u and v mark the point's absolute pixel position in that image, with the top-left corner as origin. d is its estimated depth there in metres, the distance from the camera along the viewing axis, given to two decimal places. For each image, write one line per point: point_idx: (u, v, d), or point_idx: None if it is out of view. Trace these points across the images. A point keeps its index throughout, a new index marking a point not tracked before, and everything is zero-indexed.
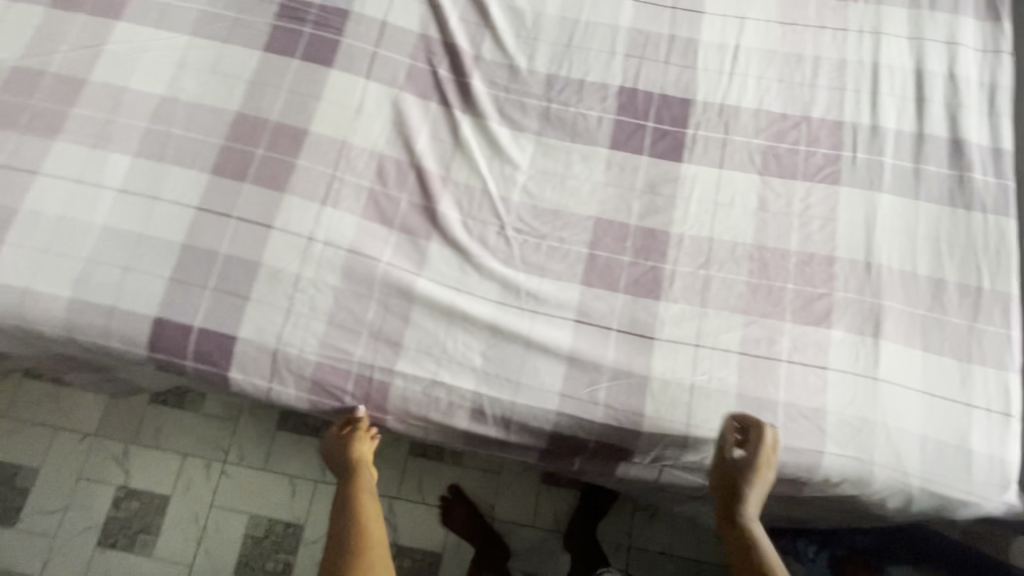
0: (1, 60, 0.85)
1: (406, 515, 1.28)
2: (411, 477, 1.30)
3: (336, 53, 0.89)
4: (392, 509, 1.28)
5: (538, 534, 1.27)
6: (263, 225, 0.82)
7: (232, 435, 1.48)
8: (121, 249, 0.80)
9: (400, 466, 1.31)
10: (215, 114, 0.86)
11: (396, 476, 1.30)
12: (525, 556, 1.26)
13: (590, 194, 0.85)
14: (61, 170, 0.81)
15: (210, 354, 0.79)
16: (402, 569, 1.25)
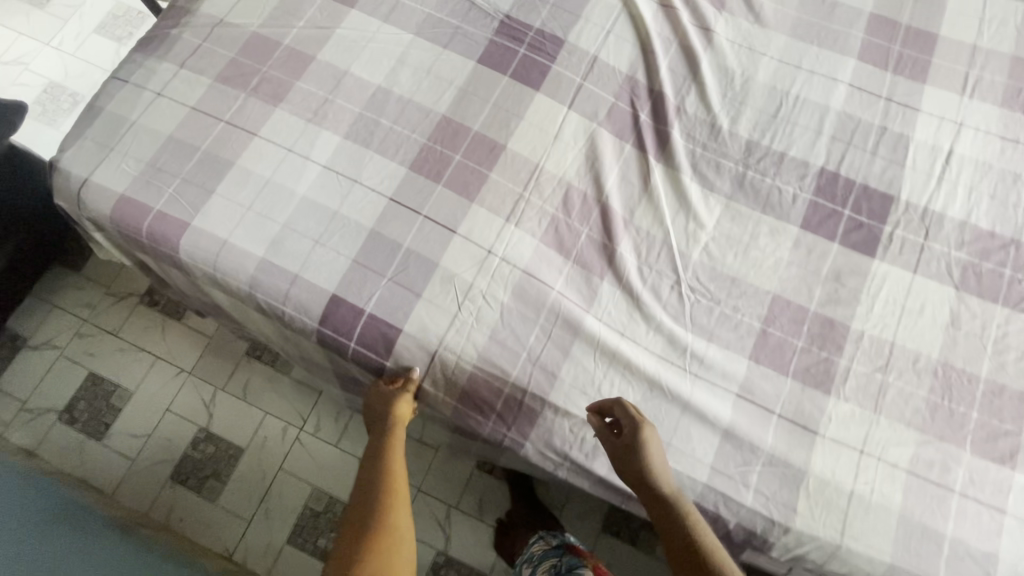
0: (244, 24, 0.91)
1: (460, 527, 1.36)
2: (471, 492, 1.38)
3: (544, 77, 0.91)
4: (449, 518, 1.37)
5: None
6: (447, 228, 0.84)
7: (314, 405, 1.52)
8: (314, 222, 0.83)
9: (464, 478, 1.41)
10: (422, 112, 0.89)
11: (458, 487, 1.39)
12: None
13: (773, 269, 0.83)
14: (277, 136, 0.86)
15: (374, 341, 0.81)
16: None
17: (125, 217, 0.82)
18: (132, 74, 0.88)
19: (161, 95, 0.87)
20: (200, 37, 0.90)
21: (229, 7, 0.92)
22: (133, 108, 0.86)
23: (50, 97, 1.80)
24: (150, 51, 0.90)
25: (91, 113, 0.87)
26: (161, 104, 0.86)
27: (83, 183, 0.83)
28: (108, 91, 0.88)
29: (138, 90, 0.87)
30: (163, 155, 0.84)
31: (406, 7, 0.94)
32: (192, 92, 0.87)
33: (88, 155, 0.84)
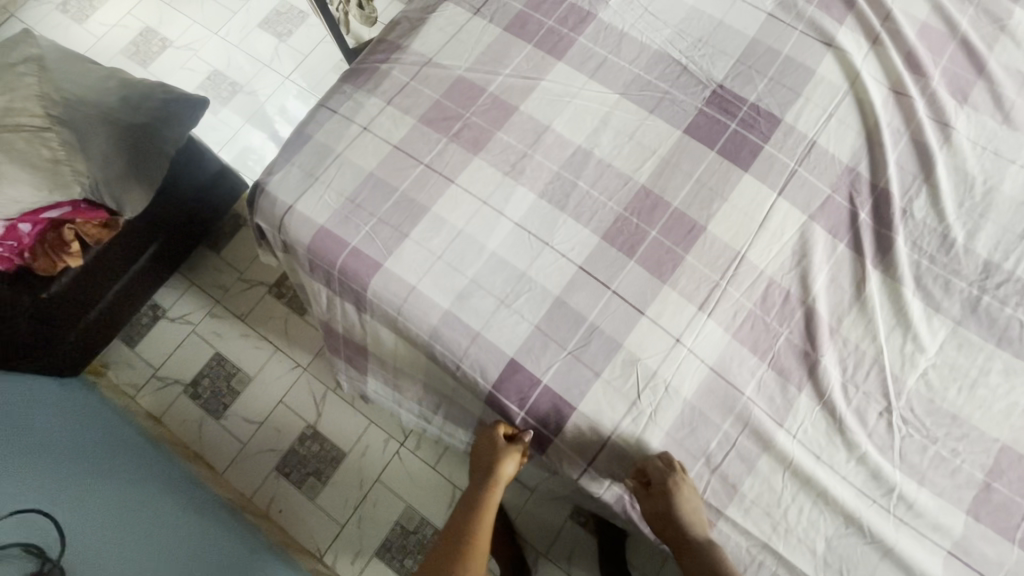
0: (452, 67, 0.91)
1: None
2: (563, 543, 1.34)
3: (756, 157, 0.85)
4: (536, 564, 1.33)
5: None
6: (635, 309, 0.78)
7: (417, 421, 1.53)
8: (499, 279, 0.80)
9: (558, 526, 1.36)
10: (621, 179, 0.85)
11: (550, 535, 1.35)
12: None
13: (1005, 414, 0.73)
14: (473, 186, 0.84)
15: (545, 413, 0.77)
16: None
17: (322, 249, 0.83)
18: (339, 106, 0.90)
19: (366, 130, 0.88)
20: (408, 75, 0.91)
21: (438, 48, 0.92)
22: (339, 141, 0.88)
23: (212, 85, 1.92)
24: (359, 84, 0.91)
25: (300, 140, 0.89)
26: (365, 140, 0.87)
27: (287, 209, 0.85)
28: (316, 120, 0.90)
29: (344, 123, 0.89)
30: (362, 192, 0.85)
31: (614, 64, 0.90)
32: (396, 130, 0.88)
33: (293, 182, 0.86)
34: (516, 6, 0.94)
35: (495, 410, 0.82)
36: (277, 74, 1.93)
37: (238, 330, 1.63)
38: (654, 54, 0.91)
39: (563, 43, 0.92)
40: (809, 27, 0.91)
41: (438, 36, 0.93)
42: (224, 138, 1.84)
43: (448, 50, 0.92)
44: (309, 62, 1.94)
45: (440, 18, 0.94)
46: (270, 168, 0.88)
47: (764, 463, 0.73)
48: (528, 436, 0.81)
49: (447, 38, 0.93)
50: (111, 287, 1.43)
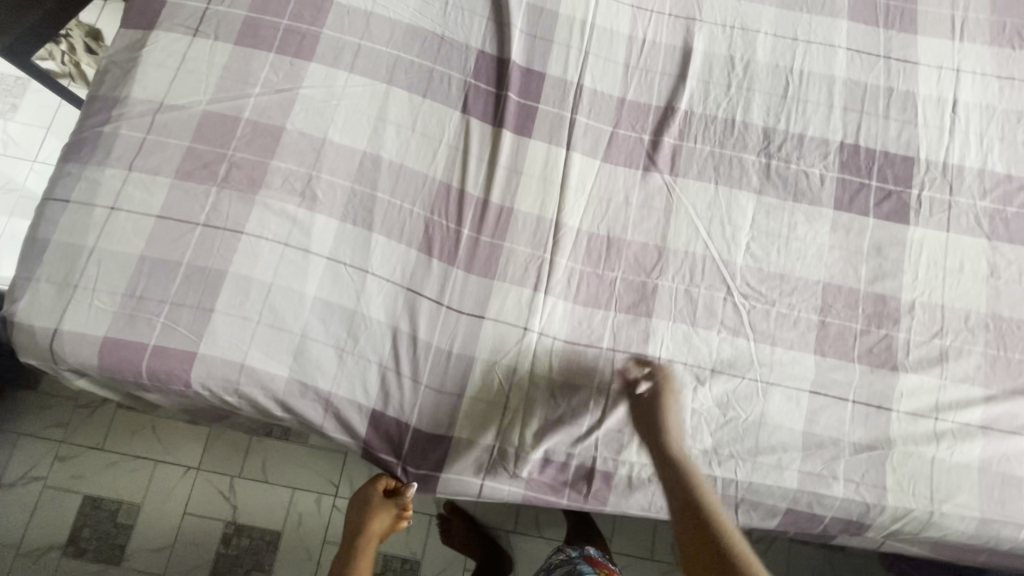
0: (192, 104, 0.78)
1: (523, 549, 1.32)
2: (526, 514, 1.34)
3: (535, 121, 0.83)
4: (511, 543, 1.32)
5: (659, 568, 1.19)
6: (475, 315, 0.78)
7: (343, 467, 1.43)
8: (331, 330, 0.75)
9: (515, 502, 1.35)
10: (419, 172, 0.80)
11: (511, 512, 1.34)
12: None
13: (817, 257, 0.81)
14: (267, 231, 0.75)
15: (425, 454, 0.76)
16: None
17: (114, 362, 0.70)
18: (68, 191, 0.74)
19: (114, 210, 0.74)
20: (142, 128, 0.77)
21: (165, 86, 0.79)
22: (86, 232, 0.73)
23: None
24: (84, 159, 0.76)
25: (34, 248, 0.73)
26: (118, 220, 0.73)
27: (52, 333, 0.70)
28: (44, 217, 0.74)
29: (84, 209, 0.73)
30: (140, 281, 0.72)
31: (371, 49, 0.83)
32: (152, 198, 0.75)
33: (47, 300, 0.71)
34: (240, 12, 0.82)
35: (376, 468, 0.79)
36: (18, 161, 1.59)
37: (100, 461, 1.40)
38: (408, 26, 0.85)
39: (308, 41, 0.82)
40: None
41: (159, 74, 0.79)
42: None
43: (179, 86, 0.79)
44: (53, 135, 1.61)
45: (156, 51, 0.80)
46: (10, 293, 0.72)
47: (641, 390, 0.77)
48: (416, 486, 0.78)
49: (172, 73, 0.79)
50: None
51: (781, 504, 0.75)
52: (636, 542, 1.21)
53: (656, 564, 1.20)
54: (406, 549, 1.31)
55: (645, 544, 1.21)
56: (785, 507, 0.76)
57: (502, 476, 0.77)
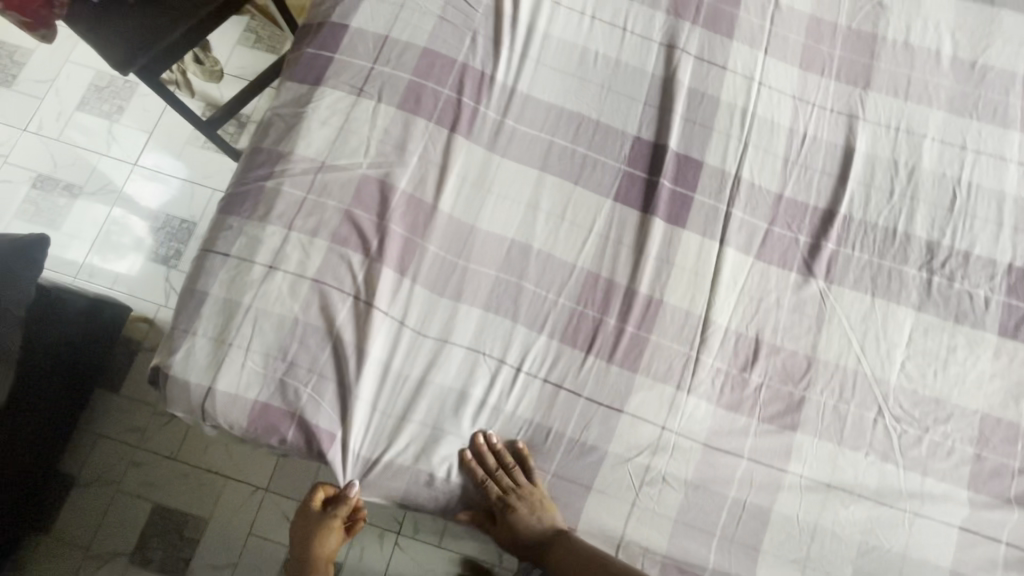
0: (351, 169, 0.78)
1: None
2: None
3: (690, 210, 0.81)
4: None
5: None
6: (614, 408, 0.75)
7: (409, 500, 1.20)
8: (471, 413, 0.74)
9: None
10: (568, 257, 0.78)
11: None
12: None
13: (976, 384, 0.77)
14: (414, 311, 0.75)
15: (553, 543, 0.75)
16: None
17: (265, 423, 0.71)
18: (228, 246, 0.75)
19: (272, 270, 0.74)
20: (302, 188, 0.77)
21: (327, 147, 0.79)
22: (242, 290, 0.73)
23: (43, 193, 1.59)
24: (243, 212, 0.76)
25: (192, 299, 0.73)
26: (275, 281, 0.73)
27: (206, 390, 0.71)
28: (204, 269, 0.74)
29: (242, 266, 0.74)
30: (292, 345, 0.72)
31: (527, 127, 0.82)
32: (308, 260, 0.74)
33: (203, 356, 0.71)
34: (404, 76, 0.82)
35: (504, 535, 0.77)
36: (121, 162, 1.62)
37: (172, 471, 1.42)
38: (566, 103, 0.83)
39: (468, 111, 0.81)
40: (710, 51, 0.87)
41: (322, 134, 0.79)
42: (78, 254, 1.54)
43: (339, 149, 0.79)
44: (154, 141, 1.65)
45: (320, 110, 0.80)
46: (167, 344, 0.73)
47: (779, 510, 0.73)
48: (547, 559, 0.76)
49: (334, 133, 0.79)
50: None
51: None
52: None
53: None
54: None
55: None
56: None
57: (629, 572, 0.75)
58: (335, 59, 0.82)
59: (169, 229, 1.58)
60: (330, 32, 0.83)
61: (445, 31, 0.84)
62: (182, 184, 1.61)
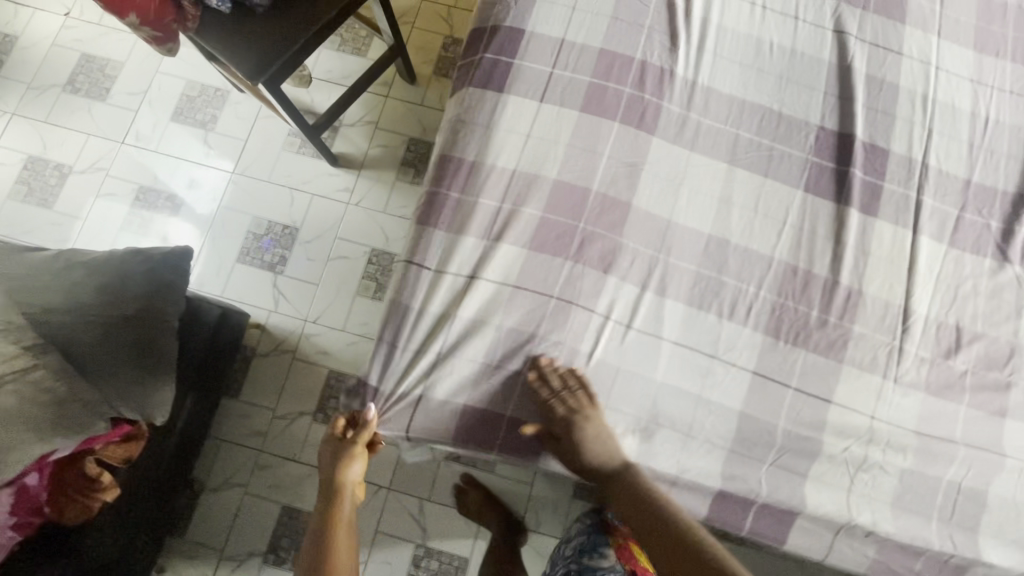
0: (543, 174, 0.78)
1: None
2: None
3: (881, 200, 0.80)
4: None
5: None
6: (820, 398, 0.75)
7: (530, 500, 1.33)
8: (681, 412, 0.74)
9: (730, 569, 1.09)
10: (765, 255, 0.78)
11: None
12: None
13: None
14: (616, 313, 0.75)
15: (771, 529, 0.75)
16: None
17: (475, 433, 0.76)
18: (432, 257, 0.76)
19: (477, 278, 0.75)
20: (497, 196, 0.77)
21: (518, 152, 0.78)
22: (452, 299, 0.75)
23: (146, 206, 1.62)
24: (442, 223, 0.77)
25: (404, 310, 0.75)
26: (483, 289, 0.75)
27: (420, 398, 0.74)
28: (411, 281, 0.76)
29: (447, 277, 0.75)
30: (498, 353, 0.75)
31: (711, 126, 0.81)
32: (512, 267, 0.76)
33: (419, 366, 0.74)
34: (583, 79, 0.81)
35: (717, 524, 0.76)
36: (218, 171, 1.64)
37: (295, 473, 1.45)
38: (746, 99, 0.83)
39: (649, 113, 0.81)
40: (885, 38, 0.85)
41: (511, 139, 0.79)
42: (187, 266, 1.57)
43: (530, 154, 0.79)
44: (249, 148, 1.66)
45: (507, 118, 0.80)
46: (381, 356, 0.75)
47: (995, 491, 0.75)
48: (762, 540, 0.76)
49: (524, 138, 0.79)
50: (147, 485, 1.17)
51: None
52: None
53: None
54: None
55: None
56: None
57: (849, 555, 0.75)
58: (515, 63, 0.81)
59: (272, 235, 1.59)
60: (506, 35, 0.82)
61: (620, 29, 0.83)
62: (280, 189, 1.62)
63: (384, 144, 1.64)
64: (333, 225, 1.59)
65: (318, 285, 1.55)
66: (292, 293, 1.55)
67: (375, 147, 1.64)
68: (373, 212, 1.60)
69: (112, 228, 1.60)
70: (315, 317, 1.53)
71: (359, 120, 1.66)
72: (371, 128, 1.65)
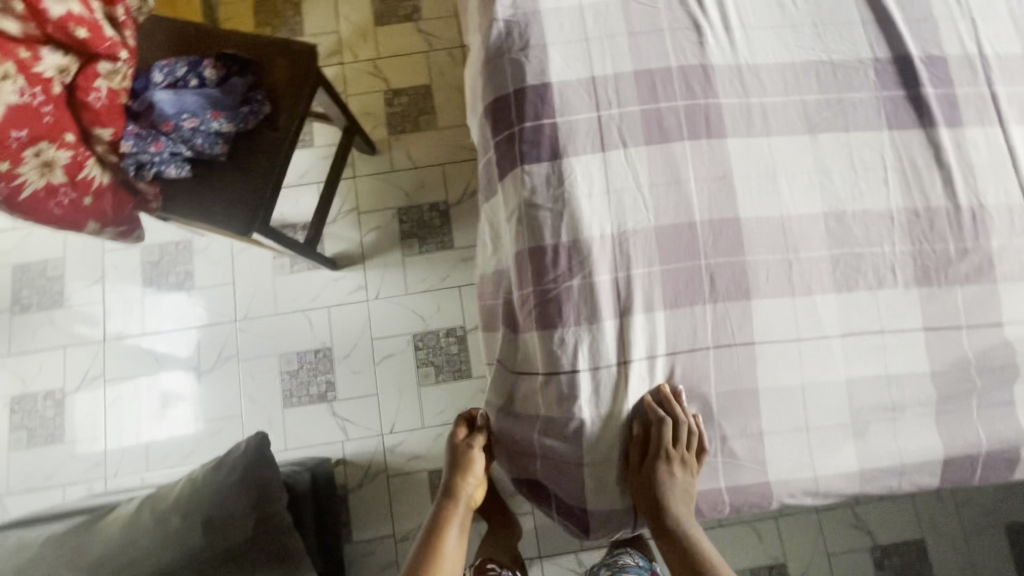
0: (642, 225, 0.72)
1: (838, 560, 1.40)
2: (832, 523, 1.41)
3: (960, 108, 0.78)
4: (858, 513, 1.43)
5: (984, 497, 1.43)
6: (995, 324, 0.72)
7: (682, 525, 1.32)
8: (879, 402, 0.71)
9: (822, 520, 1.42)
10: (883, 209, 0.74)
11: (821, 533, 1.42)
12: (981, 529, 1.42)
13: None
14: (776, 333, 0.70)
15: (1000, 469, 0.73)
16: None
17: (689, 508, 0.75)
18: (571, 361, 0.70)
19: (627, 362, 0.70)
20: (608, 269, 0.70)
21: (606, 215, 0.72)
22: (611, 393, 0.70)
23: (163, 393, 1.48)
24: (566, 322, 0.70)
25: (570, 426, 0.70)
26: (639, 368, 0.70)
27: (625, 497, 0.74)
28: (563, 394, 0.70)
29: (599, 373, 0.70)
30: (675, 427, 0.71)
31: (775, 104, 0.76)
32: (654, 336, 0.70)
33: (606, 471, 0.72)
34: (634, 109, 0.75)
35: (948, 484, 0.74)
36: (220, 324, 1.51)
37: None
38: (793, 62, 0.78)
39: (713, 115, 0.75)
40: None
41: (594, 205, 0.72)
42: (190, 413, 1.47)
43: (619, 211, 0.72)
44: (241, 289, 1.53)
45: (579, 183, 0.72)
46: (569, 476, 0.73)
47: None
48: (996, 479, 0.74)
49: (605, 197, 0.72)
50: None
51: None
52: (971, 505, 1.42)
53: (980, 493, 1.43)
54: (769, 557, 1.40)
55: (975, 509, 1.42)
56: None
57: None
58: (559, 123, 0.74)
59: (308, 364, 1.49)
60: (535, 98, 0.75)
61: (641, 42, 0.77)
62: (293, 316, 1.52)
63: (376, 227, 1.56)
64: (363, 328, 1.51)
65: (377, 393, 1.48)
66: (356, 413, 1.47)
67: (368, 234, 1.56)
68: (396, 298, 1.52)
69: (121, 417, 1.47)
70: (390, 427, 1.46)
71: (340, 212, 1.57)
72: (355, 216, 1.57)
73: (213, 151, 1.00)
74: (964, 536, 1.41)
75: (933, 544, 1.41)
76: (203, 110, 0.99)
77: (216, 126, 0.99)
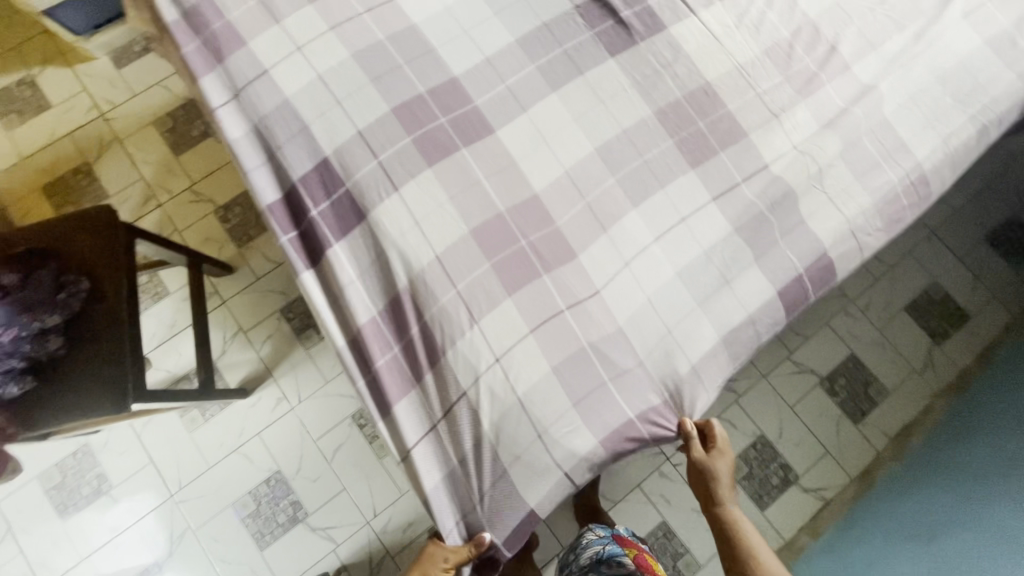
0: (461, 237, 0.78)
1: (802, 407, 1.54)
2: (780, 379, 1.56)
3: (658, 15, 0.91)
4: (797, 359, 1.57)
5: (881, 293, 1.61)
6: (761, 168, 0.86)
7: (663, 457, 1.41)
8: (711, 275, 0.82)
9: (771, 379, 1.56)
10: (638, 124, 0.86)
11: (777, 391, 1.55)
12: (892, 320, 1.60)
13: None
14: (607, 266, 0.80)
15: (823, 275, 0.87)
16: (840, 402, 1.55)
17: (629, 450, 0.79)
18: (458, 375, 0.75)
19: (502, 356, 0.75)
20: (450, 289, 0.76)
21: (425, 244, 0.78)
22: (503, 385, 0.74)
23: None
24: (437, 353, 0.76)
25: (481, 435, 0.75)
26: (515, 355, 0.75)
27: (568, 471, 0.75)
28: (458, 409, 0.75)
29: (478, 377, 0.74)
30: (576, 387, 0.75)
31: (519, 81, 0.86)
32: (513, 320, 0.76)
33: (537, 457, 0.74)
34: (406, 142, 0.81)
35: (797, 306, 0.86)
36: (157, 507, 1.43)
37: None
38: (517, 39, 0.88)
39: (475, 117, 0.84)
40: None
41: (411, 242, 0.78)
42: None
43: (436, 236, 0.78)
44: (162, 463, 1.46)
45: (392, 228, 0.78)
46: (502, 491, 0.76)
47: (891, 114, 0.91)
48: (824, 283, 0.87)
49: (416, 227, 0.78)
50: None
51: (1014, 98, 0.95)
52: (874, 305, 1.60)
53: (876, 291, 1.61)
54: (748, 436, 1.52)
55: (881, 307, 1.60)
56: (1016, 97, 0.95)
57: (870, 237, 0.89)
58: (350, 187, 0.80)
59: (265, 498, 1.44)
60: (319, 174, 0.81)
61: (386, 82, 0.84)
62: (228, 461, 1.46)
63: (267, 338, 1.54)
64: (302, 436, 1.48)
65: (345, 487, 1.46)
66: (334, 517, 1.44)
67: (263, 346, 1.53)
68: (320, 392, 1.51)
69: None
70: (373, 511, 1.45)
71: (226, 341, 1.54)
72: (242, 338, 1.54)
73: (47, 350, 0.97)
74: (880, 333, 1.59)
75: (864, 352, 1.58)
76: (15, 317, 0.94)
77: (38, 324, 0.96)
